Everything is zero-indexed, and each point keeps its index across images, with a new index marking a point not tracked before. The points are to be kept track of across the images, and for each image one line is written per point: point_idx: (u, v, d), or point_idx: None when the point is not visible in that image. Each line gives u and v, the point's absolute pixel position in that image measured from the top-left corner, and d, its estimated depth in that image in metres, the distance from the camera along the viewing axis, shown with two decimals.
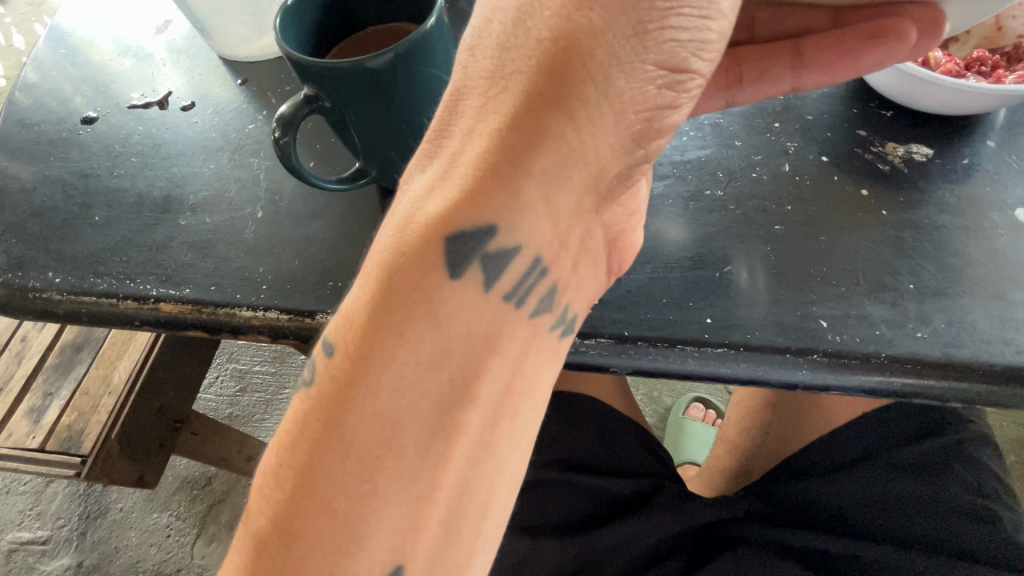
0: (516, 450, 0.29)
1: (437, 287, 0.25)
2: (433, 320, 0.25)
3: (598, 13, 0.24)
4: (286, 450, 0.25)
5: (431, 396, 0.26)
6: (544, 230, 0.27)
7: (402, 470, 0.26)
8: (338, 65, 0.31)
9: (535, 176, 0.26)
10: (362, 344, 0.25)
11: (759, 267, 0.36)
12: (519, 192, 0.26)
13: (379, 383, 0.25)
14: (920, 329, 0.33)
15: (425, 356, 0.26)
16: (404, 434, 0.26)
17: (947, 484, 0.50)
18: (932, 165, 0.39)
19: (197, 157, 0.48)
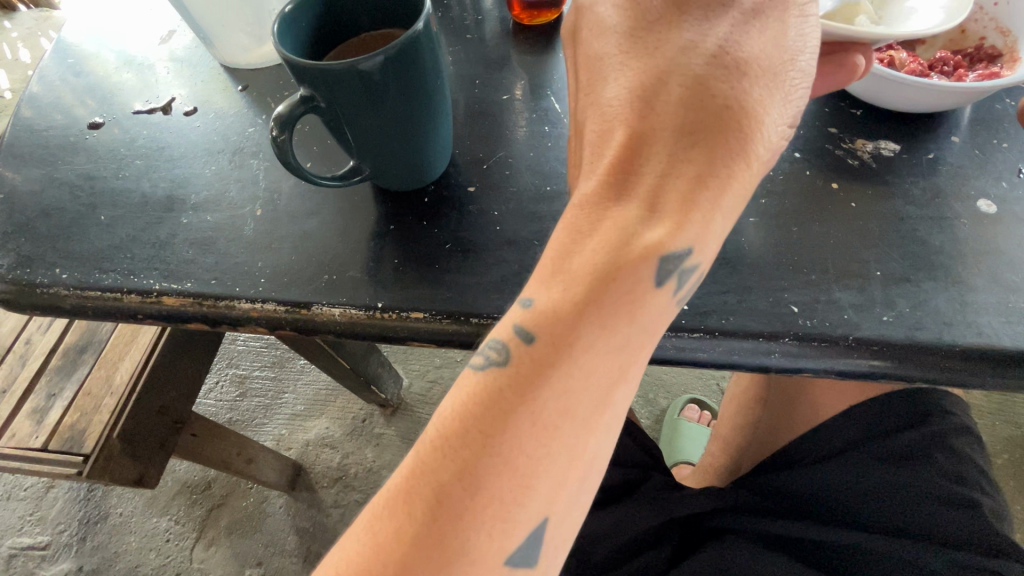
0: None
1: (638, 289, 0.27)
2: (629, 318, 0.27)
3: (757, 88, 0.27)
4: (476, 417, 0.27)
5: (611, 385, 0.28)
6: (714, 254, 0.28)
7: (577, 448, 0.28)
8: (332, 67, 0.33)
9: (721, 212, 0.27)
10: (569, 327, 0.26)
11: (733, 256, 0.38)
12: (708, 221, 0.27)
13: (579, 367, 0.27)
14: (885, 313, 0.35)
15: (616, 353, 0.27)
16: (581, 416, 0.27)
17: (927, 471, 0.50)
18: (899, 160, 0.41)
19: (199, 159, 0.50)
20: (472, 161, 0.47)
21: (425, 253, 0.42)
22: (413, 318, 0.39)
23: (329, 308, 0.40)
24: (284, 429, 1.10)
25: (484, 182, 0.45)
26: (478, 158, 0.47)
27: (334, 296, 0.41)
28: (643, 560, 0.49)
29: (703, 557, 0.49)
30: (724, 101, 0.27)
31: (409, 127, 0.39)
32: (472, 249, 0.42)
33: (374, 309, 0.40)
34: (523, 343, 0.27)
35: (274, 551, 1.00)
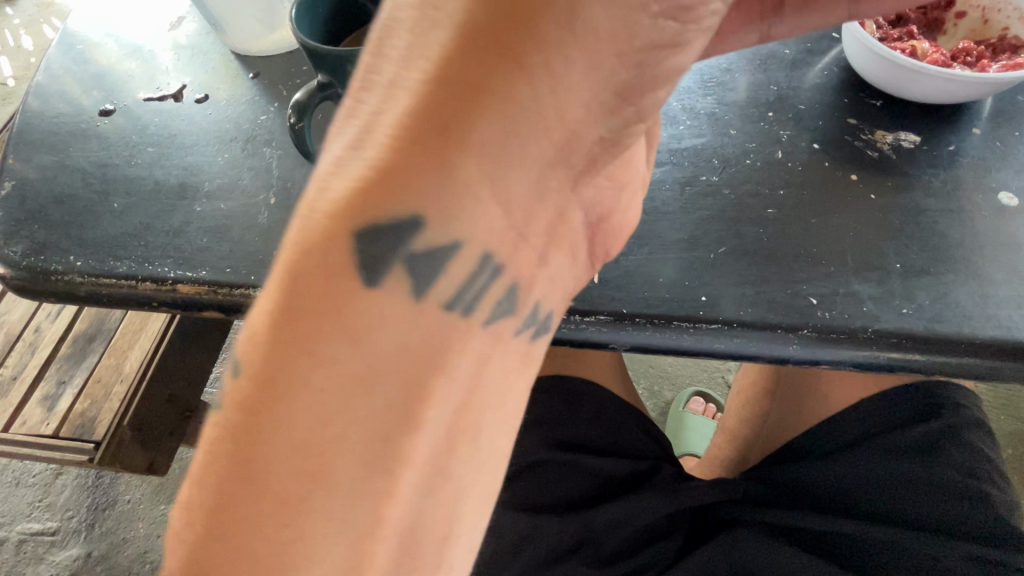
0: (479, 468, 0.23)
1: (354, 296, 0.17)
2: (350, 339, 0.18)
3: None
4: (196, 490, 0.19)
5: (363, 429, 0.19)
6: (497, 216, 0.19)
7: (341, 519, 0.20)
8: (352, 53, 0.33)
9: (475, 147, 0.17)
10: (267, 367, 0.17)
11: (750, 248, 0.38)
12: (452, 170, 0.17)
13: (278, 422, 0.18)
14: (905, 305, 0.35)
15: (335, 399, 0.18)
16: (332, 476, 0.19)
17: (941, 465, 0.50)
18: (920, 152, 0.41)
19: (211, 147, 0.50)
20: None
21: None
22: None
23: None
24: None
25: None
26: None
27: None
28: (653, 550, 0.49)
29: (713, 548, 0.49)
30: None
31: None
32: None
33: None
34: (227, 379, 0.18)
35: None
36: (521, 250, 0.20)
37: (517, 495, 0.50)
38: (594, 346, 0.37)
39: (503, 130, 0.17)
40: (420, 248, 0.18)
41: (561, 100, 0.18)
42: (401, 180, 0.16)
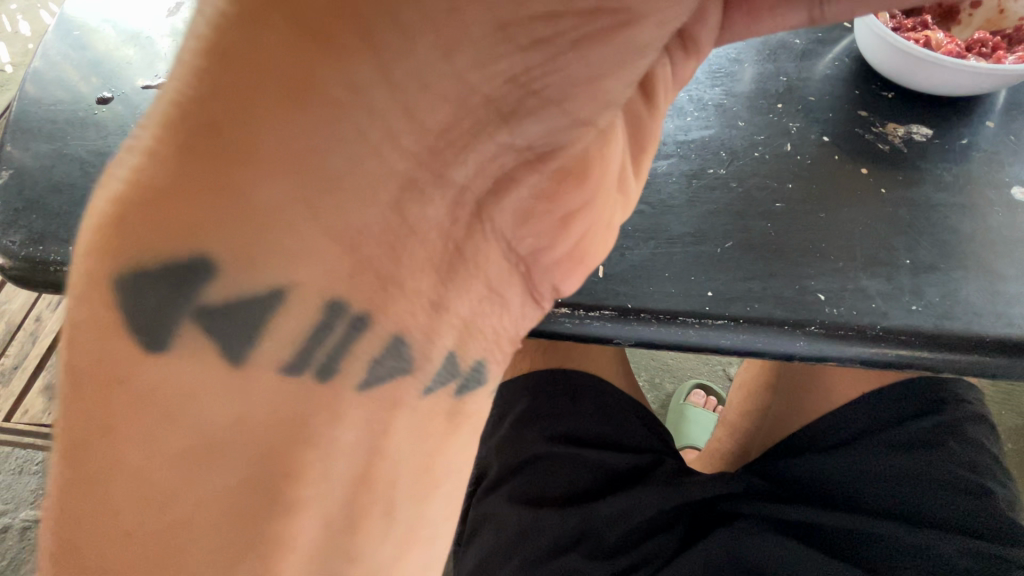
0: (335, 495, 0.26)
1: (141, 359, 0.22)
2: (144, 392, 0.22)
3: None
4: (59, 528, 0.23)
5: (184, 466, 0.23)
6: (316, 244, 0.21)
7: (193, 537, 0.24)
8: None
9: (261, 162, 0.19)
10: (91, 421, 0.22)
11: (758, 242, 0.37)
12: (245, 186, 0.20)
13: (114, 457, 0.23)
14: (915, 302, 0.34)
15: (158, 435, 0.23)
16: (172, 504, 0.23)
17: (944, 460, 0.50)
18: (931, 145, 0.40)
19: None
20: None
21: None
22: None
23: None
24: None
25: None
26: None
27: None
28: (654, 543, 0.49)
29: (714, 542, 0.49)
30: None
31: None
32: None
33: None
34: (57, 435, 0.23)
35: None
36: (356, 281, 0.23)
37: (518, 488, 0.50)
38: (597, 341, 0.37)
39: (289, 147, 0.19)
40: (238, 292, 0.22)
41: (383, 143, 0.20)
42: (194, 225, 0.20)
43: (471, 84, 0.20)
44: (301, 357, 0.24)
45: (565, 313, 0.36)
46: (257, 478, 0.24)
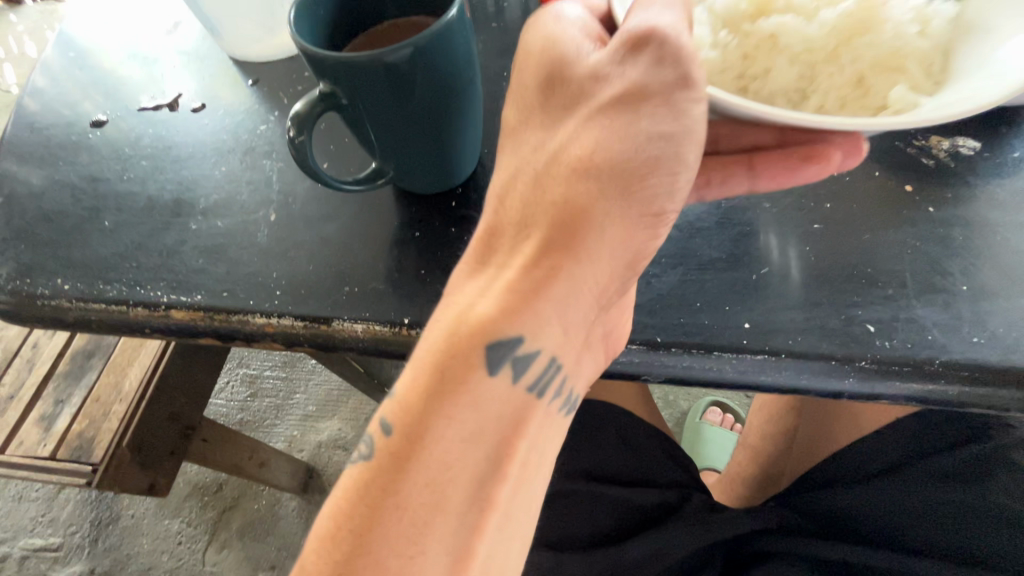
0: (519, 503, 0.32)
1: (408, 476, 0.28)
2: (430, 492, 0.28)
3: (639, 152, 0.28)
4: (347, 517, 0.28)
5: (460, 495, 0.29)
6: (560, 330, 0.30)
7: (445, 549, 0.29)
8: (354, 59, 0.30)
9: (555, 285, 0.29)
10: (392, 491, 0.28)
11: (798, 267, 0.34)
12: (544, 297, 0.29)
13: (399, 547, 0.28)
14: (976, 334, 0.31)
15: (427, 517, 0.28)
16: (444, 512, 0.29)
17: (990, 491, 0.47)
18: (980, 159, 0.37)
19: (208, 159, 0.48)
20: None
21: (455, 261, 0.39)
22: None
23: (353, 323, 0.37)
24: (295, 430, 1.19)
25: None
26: None
27: (356, 310, 0.37)
28: None
29: None
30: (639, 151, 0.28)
31: (434, 127, 0.35)
32: None
33: (400, 325, 0.37)
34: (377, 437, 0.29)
35: (285, 554, 1.07)
36: (492, 342, 0.28)
37: (537, 528, 0.46)
38: (624, 378, 0.34)
39: (571, 281, 0.29)
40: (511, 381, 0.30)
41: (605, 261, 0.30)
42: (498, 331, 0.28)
43: (648, 226, 0.30)
44: (483, 423, 0.29)
45: None
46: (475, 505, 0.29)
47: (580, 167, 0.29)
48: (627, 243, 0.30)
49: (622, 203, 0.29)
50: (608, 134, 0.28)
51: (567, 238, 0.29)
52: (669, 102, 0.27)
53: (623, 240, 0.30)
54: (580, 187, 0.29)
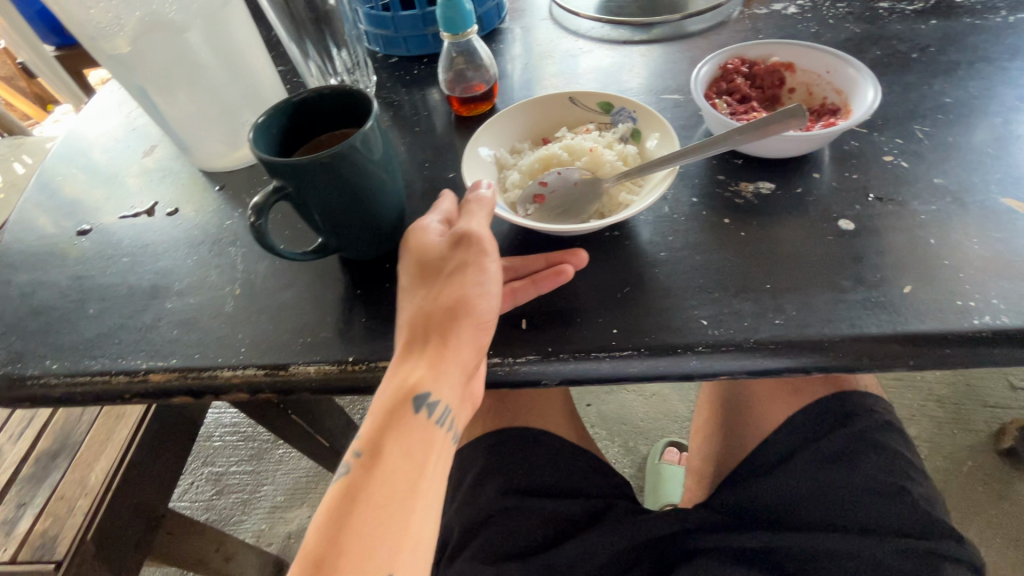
0: (437, 505, 0.39)
1: (370, 478, 0.37)
2: (385, 487, 0.37)
3: (470, 261, 0.41)
4: (326, 520, 0.35)
5: (402, 490, 0.37)
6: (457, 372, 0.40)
7: (396, 534, 0.36)
8: (299, 161, 0.40)
9: (453, 339, 0.40)
10: (362, 489, 0.36)
11: (651, 285, 0.45)
12: (447, 349, 0.39)
13: (363, 535, 0.35)
14: (777, 316, 0.41)
15: (381, 508, 0.36)
16: (393, 505, 0.36)
17: (863, 467, 0.52)
18: (775, 195, 0.50)
19: (182, 251, 0.57)
20: None
21: (390, 309, 0.48)
22: (381, 366, 0.44)
23: (306, 367, 0.45)
24: (263, 524, 1.17)
25: None
26: None
27: (309, 356, 0.45)
28: None
29: None
30: (461, 263, 0.41)
31: (363, 205, 0.46)
32: None
33: (346, 363, 0.45)
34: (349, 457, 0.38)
35: None
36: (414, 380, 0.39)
37: (481, 546, 0.51)
38: (528, 383, 0.43)
39: (462, 336, 0.40)
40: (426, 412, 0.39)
41: (482, 321, 0.40)
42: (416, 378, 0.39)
43: (491, 307, 0.41)
44: (411, 438, 0.38)
45: (497, 362, 0.43)
46: (412, 494, 0.37)
47: (435, 301, 0.41)
48: (487, 314, 0.41)
49: (481, 283, 0.41)
50: (448, 285, 0.41)
51: (450, 310, 0.40)
52: (478, 265, 0.41)
53: (484, 310, 0.41)
54: (448, 285, 0.41)
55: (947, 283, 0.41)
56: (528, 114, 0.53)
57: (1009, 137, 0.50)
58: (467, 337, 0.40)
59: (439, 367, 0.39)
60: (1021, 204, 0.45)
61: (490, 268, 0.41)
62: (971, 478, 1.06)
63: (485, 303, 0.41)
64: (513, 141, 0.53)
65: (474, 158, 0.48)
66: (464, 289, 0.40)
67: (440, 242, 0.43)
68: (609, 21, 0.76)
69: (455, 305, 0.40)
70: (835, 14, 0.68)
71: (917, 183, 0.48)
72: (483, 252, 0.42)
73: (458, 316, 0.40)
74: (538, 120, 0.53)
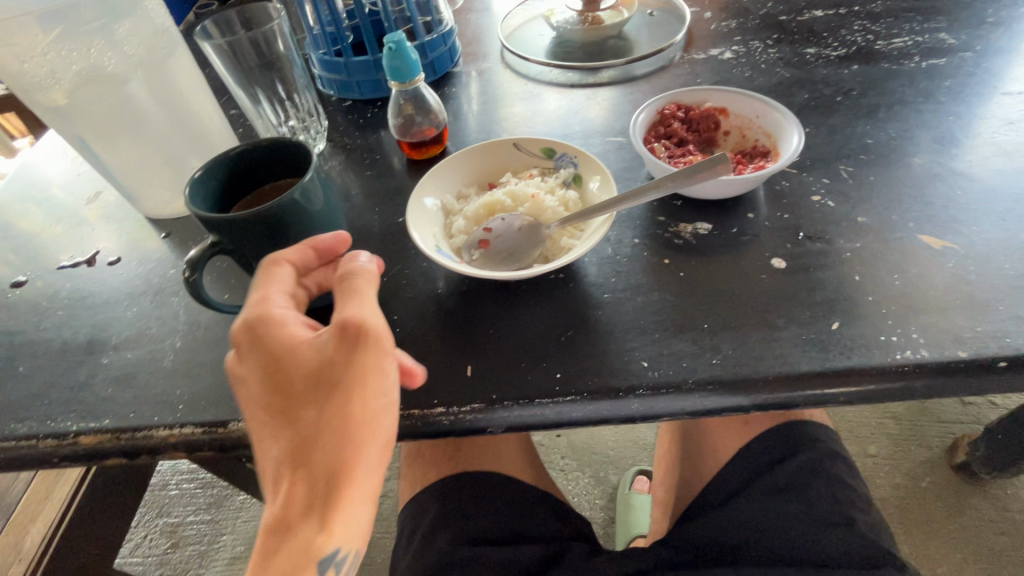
0: None
1: None
2: None
3: (361, 379, 0.34)
4: None
5: None
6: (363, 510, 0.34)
7: None
8: (234, 216, 0.40)
9: (356, 476, 0.34)
10: None
11: (593, 327, 0.46)
12: (348, 490, 0.34)
13: None
14: (714, 356, 0.43)
15: None
16: None
17: (811, 498, 0.53)
18: (711, 234, 0.52)
19: (121, 302, 0.55)
20: None
21: None
22: None
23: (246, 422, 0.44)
24: None
25: (385, 291, 0.52)
26: None
27: None
28: None
29: None
30: (352, 377, 0.34)
31: None
32: None
33: None
34: None
35: None
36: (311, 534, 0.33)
37: None
38: (473, 431, 0.42)
39: (367, 470, 0.34)
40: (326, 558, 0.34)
41: (383, 443, 0.35)
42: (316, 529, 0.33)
43: (390, 424, 0.35)
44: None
45: (441, 411, 0.42)
46: None
47: (328, 429, 0.34)
48: (387, 435, 0.35)
49: (379, 405, 0.35)
50: (342, 407, 0.34)
51: (348, 446, 0.34)
52: (377, 375, 0.35)
53: (384, 431, 0.35)
54: (337, 411, 0.34)
55: (872, 318, 0.43)
56: (473, 160, 0.54)
57: (924, 176, 0.54)
58: (366, 470, 0.34)
59: (344, 516, 0.33)
60: (937, 240, 0.48)
61: (382, 383, 0.35)
62: (930, 494, 1.09)
63: (386, 424, 0.35)
64: (459, 187, 0.53)
65: (418, 206, 0.49)
66: (359, 414, 0.34)
67: (315, 343, 0.36)
68: (558, 65, 0.79)
69: (353, 438, 0.34)
70: (767, 59, 0.72)
71: (843, 221, 0.51)
72: (381, 358, 0.35)
73: (359, 450, 0.34)
74: (483, 166, 0.55)
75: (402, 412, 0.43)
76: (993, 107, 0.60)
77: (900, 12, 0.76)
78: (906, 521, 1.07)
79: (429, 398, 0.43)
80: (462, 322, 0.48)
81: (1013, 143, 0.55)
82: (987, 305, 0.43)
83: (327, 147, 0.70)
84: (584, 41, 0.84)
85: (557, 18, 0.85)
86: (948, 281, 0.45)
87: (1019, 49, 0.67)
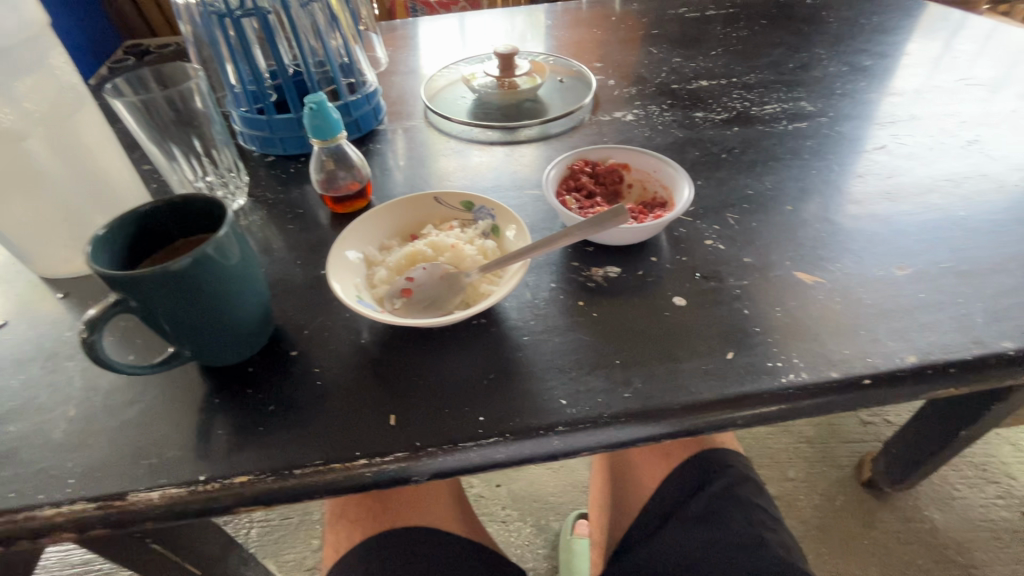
0: None
1: None
2: None
3: None
4: None
5: None
6: None
7: None
8: (140, 273, 0.39)
9: None
10: None
11: (514, 369, 0.48)
12: None
13: None
14: (626, 390, 0.45)
15: None
16: None
17: (727, 522, 0.56)
18: (620, 277, 0.56)
19: (6, 370, 0.50)
20: (293, 328, 0.53)
21: (250, 417, 0.45)
22: (236, 483, 0.41)
23: (149, 492, 0.41)
24: None
25: (306, 344, 0.51)
26: (298, 326, 0.53)
27: (153, 480, 0.41)
28: None
29: None
30: None
31: (220, 311, 0.45)
32: (295, 405, 0.46)
33: (196, 484, 0.41)
34: None
35: None
36: None
37: None
38: (398, 481, 0.42)
39: None
40: None
41: None
42: None
43: None
44: None
45: (364, 463, 0.42)
46: None
47: None
48: None
49: None
50: None
51: None
52: None
53: None
54: None
55: (760, 347, 0.48)
56: (396, 213, 0.56)
57: (795, 221, 0.62)
58: None
59: None
60: (808, 275, 0.55)
61: None
62: (846, 512, 1.16)
63: None
64: (381, 239, 0.55)
65: (340, 258, 0.50)
66: None
67: None
68: (479, 125, 0.84)
69: None
70: (663, 121, 0.81)
71: (733, 261, 0.57)
72: None
73: None
74: (405, 219, 0.57)
75: (322, 468, 0.42)
76: (845, 162, 0.71)
77: (770, 84, 0.89)
78: (826, 541, 1.13)
79: (352, 450, 0.42)
80: (386, 372, 0.48)
81: (863, 192, 0.65)
82: (852, 330, 0.49)
83: (248, 202, 0.69)
84: (503, 103, 0.90)
85: (477, 82, 0.92)
86: (820, 311, 0.51)
87: (863, 116, 0.80)
